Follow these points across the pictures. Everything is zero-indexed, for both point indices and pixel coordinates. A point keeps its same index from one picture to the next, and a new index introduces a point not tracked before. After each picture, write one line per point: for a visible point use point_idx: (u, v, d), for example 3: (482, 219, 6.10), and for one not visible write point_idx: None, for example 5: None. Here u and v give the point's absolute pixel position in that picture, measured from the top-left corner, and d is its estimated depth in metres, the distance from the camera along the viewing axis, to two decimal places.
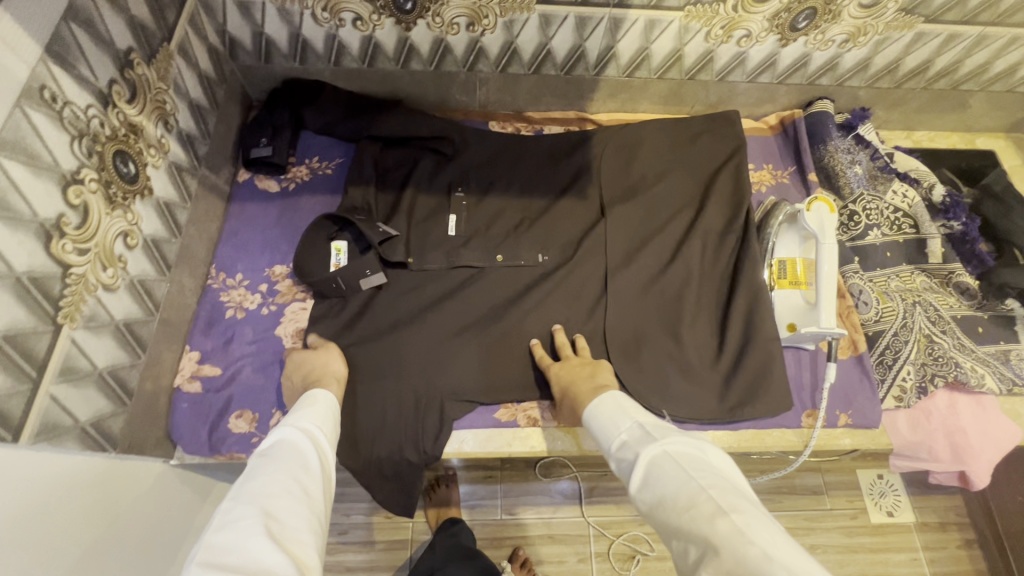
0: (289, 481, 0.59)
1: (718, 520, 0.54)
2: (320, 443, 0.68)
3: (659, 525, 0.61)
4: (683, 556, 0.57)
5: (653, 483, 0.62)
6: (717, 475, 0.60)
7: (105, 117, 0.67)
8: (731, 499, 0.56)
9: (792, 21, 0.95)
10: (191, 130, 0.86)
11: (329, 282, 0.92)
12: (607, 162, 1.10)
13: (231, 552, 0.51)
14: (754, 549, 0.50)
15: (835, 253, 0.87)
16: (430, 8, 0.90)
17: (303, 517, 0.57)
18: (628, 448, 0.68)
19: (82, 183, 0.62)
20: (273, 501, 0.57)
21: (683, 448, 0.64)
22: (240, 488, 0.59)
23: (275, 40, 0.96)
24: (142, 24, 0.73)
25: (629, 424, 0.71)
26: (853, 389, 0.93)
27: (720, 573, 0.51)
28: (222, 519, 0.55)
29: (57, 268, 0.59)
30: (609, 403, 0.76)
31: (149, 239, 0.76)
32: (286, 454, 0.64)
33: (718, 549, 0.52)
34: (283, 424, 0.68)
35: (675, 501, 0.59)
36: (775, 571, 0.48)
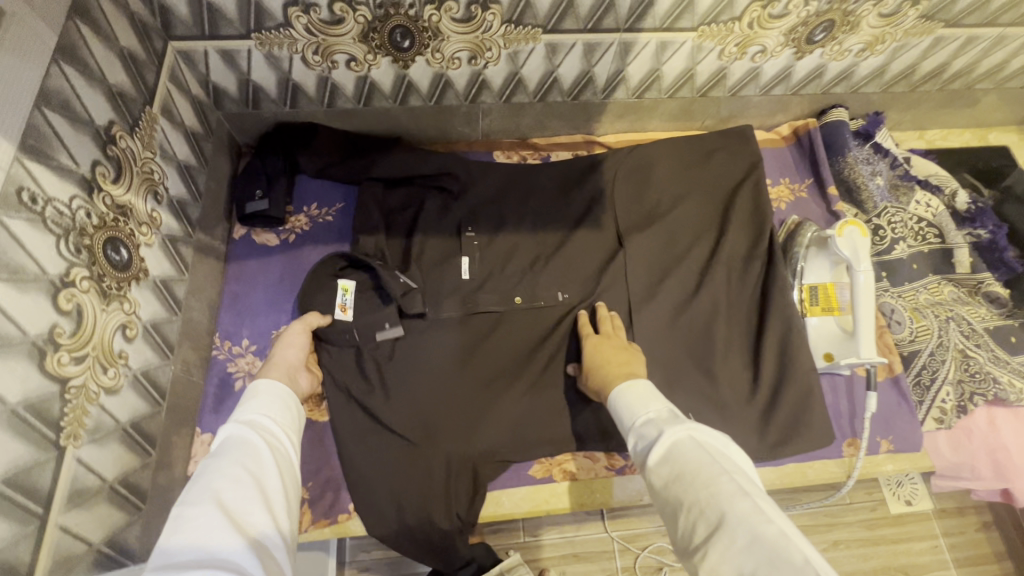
0: (244, 474, 0.55)
1: (738, 501, 0.56)
2: (274, 431, 0.64)
3: (667, 500, 0.62)
4: (687, 530, 0.58)
5: (669, 460, 0.63)
6: (739, 468, 0.61)
7: (91, 204, 0.60)
8: (753, 487, 0.57)
9: (809, 34, 0.90)
10: (182, 196, 0.80)
11: (345, 336, 0.90)
12: (620, 186, 1.04)
13: (187, 552, 0.48)
14: (771, 528, 0.52)
15: (870, 280, 0.83)
16: (429, 45, 0.84)
17: (263, 506, 0.54)
18: (648, 424, 0.68)
19: (72, 285, 0.56)
20: (229, 497, 0.53)
21: (709, 437, 0.64)
22: (192, 489, 0.54)
23: (263, 87, 0.89)
24: (120, 92, 0.66)
25: (655, 404, 0.71)
26: (892, 413, 0.91)
27: (732, 550, 0.53)
28: (174, 521, 0.50)
29: (54, 387, 0.53)
30: (640, 387, 0.74)
31: (149, 325, 0.70)
32: (236, 446, 0.59)
33: (733, 525, 0.54)
34: (234, 418, 0.63)
35: (692, 481, 0.59)
36: (791, 550, 0.50)
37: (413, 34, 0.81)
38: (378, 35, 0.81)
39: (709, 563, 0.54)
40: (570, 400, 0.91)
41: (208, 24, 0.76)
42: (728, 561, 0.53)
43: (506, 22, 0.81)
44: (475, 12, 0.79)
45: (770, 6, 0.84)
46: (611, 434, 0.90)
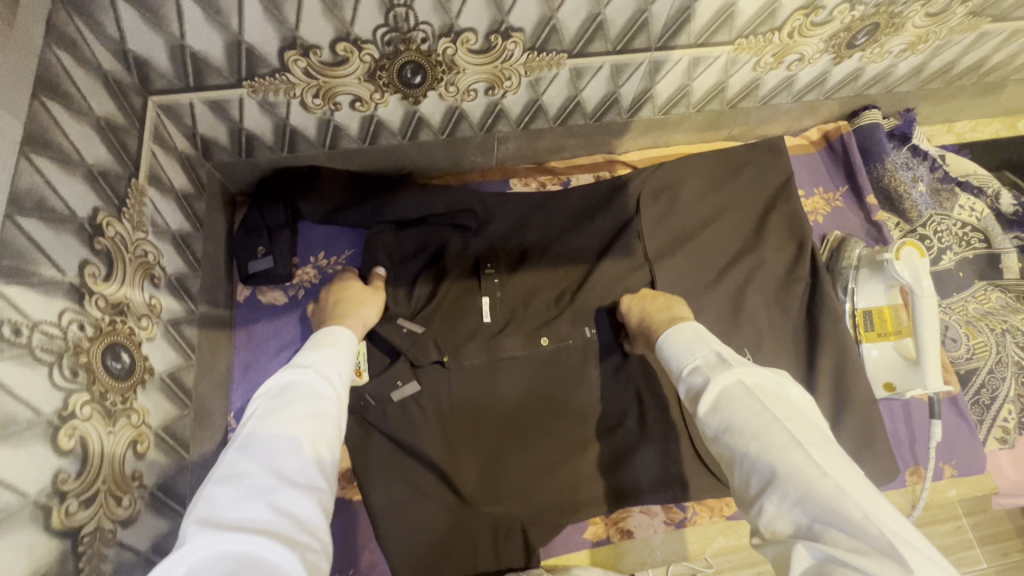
0: (301, 434, 0.50)
1: (792, 452, 0.49)
2: (337, 384, 0.58)
3: (717, 451, 0.56)
4: (739, 480, 0.52)
5: (717, 408, 0.55)
6: (798, 412, 0.54)
7: (85, 314, 0.52)
8: (811, 435, 0.51)
9: (851, 39, 0.83)
10: (180, 270, 0.71)
11: (356, 399, 0.82)
12: (648, 208, 0.94)
13: (233, 514, 0.44)
14: (829, 482, 0.46)
15: (933, 306, 0.79)
16: (443, 79, 0.75)
17: (312, 475, 0.49)
18: (695, 372, 0.60)
19: (73, 417, 0.48)
20: (278, 457, 0.48)
21: (760, 380, 0.56)
22: (248, 435, 0.50)
23: (258, 134, 0.79)
24: (102, 170, 0.57)
25: (704, 349, 0.62)
26: (954, 436, 0.87)
27: (786, 507, 0.47)
28: (223, 471, 0.48)
29: (65, 544, 0.46)
30: (689, 333, 0.65)
31: (161, 430, 0.62)
32: (297, 393, 0.54)
33: (786, 481, 0.48)
34: (298, 363, 0.58)
35: (742, 432, 0.52)
36: (851, 506, 0.44)
37: (424, 69, 0.73)
38: (387, 73, 0.72)
39: (763, 519, 0.49)
40: (619, 450, 0.85)
41: (193, 75, 0.67)
42: (783, 519, 0.47)
43: (528, 50, 0.73)
44: (495, 42, 0.70)
45: (814, 13, 0.76)
46: (663, 484, 0.84)
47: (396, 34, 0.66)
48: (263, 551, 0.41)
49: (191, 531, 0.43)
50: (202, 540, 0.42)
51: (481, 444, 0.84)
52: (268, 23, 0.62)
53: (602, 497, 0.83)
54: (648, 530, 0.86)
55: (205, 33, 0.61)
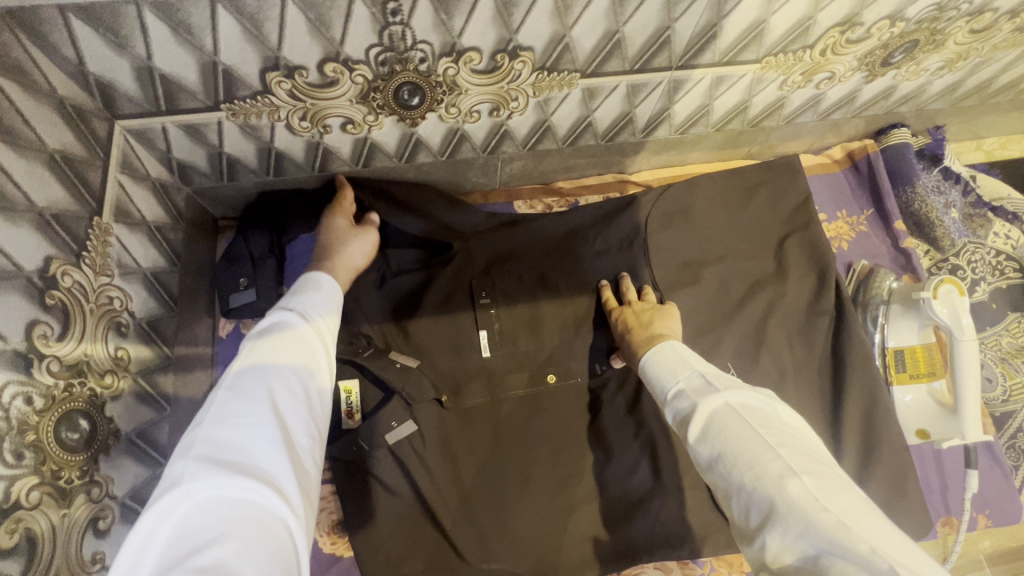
0: (293, 378, 0.49)
1: (788, 482, 0.45)
2: (326, 333, 0.57)
3: (714, 482, 0.52)
4: (737, 514, 0.48)
5: (707, 435, 0.53)
6: (790, 433, 0.51)
7: (34, 384, 0.46)
8: (805, 461, 0.47)
9: (886, 57, 0.77)
10: (152, 312, 0.64)
11: (348, 445, 0.74)
12: (661, 233, 0.88)
13: (231, 453, 0.43)
14: (828, 515, 0.42)
15: (974, 350, 0.73)
16: (443, 100, 0.68)
17: (304, 420, 0.48)
18: (682, 397, 0.59)
19: (17, 508, 0.42)
20: (276, 399, 0.47)
21: (749, 401, 0.54)
22: (239, 378, 0.48)
23: (240, 158, 0.72)
24: (56, 214, 0.51)
25: (686, 371, 0.62)
26: (989, 483, 0.81)
27: (789, 540, 0.43)
28: (218, 410, 0.45)
29: None
30: (669, 353, 0.66)
31: (128, 500, 0.55)
32: (286, 339, 0.52)
33: (785, 514, 0.44)
34: (283, 310, 0.56)
35: (735, 459, 0.49)
36: (854, 540, 0.40)
37: (423, 90, 0.66)
38: (381, 95, 0.65)
39: (766, 555, 0.44)
40: (631, 500, 0.79)
41: (164, 99, 0.60)
42: (787, 555, 0.43)
43: (538, 70, 0.66)
44: (501, 62, 0.63)
45: (851, 30, 0.70)
46: (679, 539, 0.77)
47: (391, 54, 0.59)
48: (263, 490, 0.41)
49: (190, 471, 0.41)
50: (201, 480, 0.40)
51: (481, 499, 0.77)
52: (247, 43, 0.55)
53: (614, 553, 0.77)
54: None
55: (175, 54, 0.54)
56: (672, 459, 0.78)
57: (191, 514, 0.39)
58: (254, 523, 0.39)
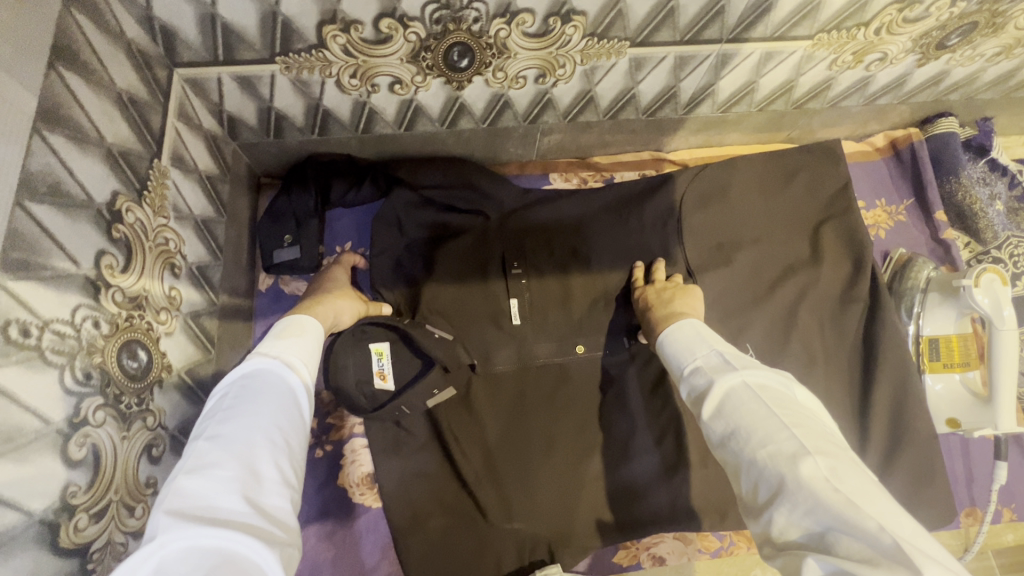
0: (272, 430, 0.46)
1: (801, 460, 0.44)
2: (307, 377, 0.54)
3: (723, 458, 0.51)
4: (744, 489, 0.47)
5: (721, 412, 0.51)
6: (805, 415, 0.49)
7: (101, 310, 0.47)
8: (819, 441, 0.45)
9: (942, 39, 0.75)
10: (201, 259, 0.66)
11: (392, 411, 0.75)
12: (695, 212, 0.88)
13: (206, 507, 0.40)
14: (839, 494, 0.41)
15: (1014, 341, 0.72)
16: (492, 63, 0.69)
17: (284, 471, 0.45)
18: (698, 373, 0.57)
19: (86, 424, 0.44)
20: (253, 450, 0.44)
21: (767, 383, 0.52)
22: (217, 428, 0.45)
23: (288, 114, 0.74)
24: (122, 150, 0.53)
25: (704, 350, 0.60)
26: (1015, 478, 0.81)
27: (796, 517, 0.42)
28: (192, 461, 0.42)
29: (74, 560, 0.42)
30: (688, 329, 0.65)
31: (177, 432, 0.58)
32: (267, 387, 0.50)
33: (794, 490, 0.42)
34: (260, 352, 0.53)
35: (748, 436, 0.48)
36: (864, 519, 0.39)
37: (473, 52, 0.66)
38: (431, 55, 0.66)
39: (772, 530, 0.43)
40: (654, 472, 0.79)
41: (222, 47, 0.61)
42: (794, 531, 0.42)
43: (589, 35, 0.66)
44: (553, 25, 0.64)
45: (909, 8, 0.68)
46: (699, 511, 0.78)
47: (446, 12, 0.60)
48: (239, 539, 0.37)
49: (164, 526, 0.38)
50: (174, 532, 0.37)
51: (506, 463, 0.78)
52: None
53: (635, 521, 0.78)
54: (680, 557, 0.81)
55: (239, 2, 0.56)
56: (696, 434, 0.79)
57: (162, 570, 0.36)
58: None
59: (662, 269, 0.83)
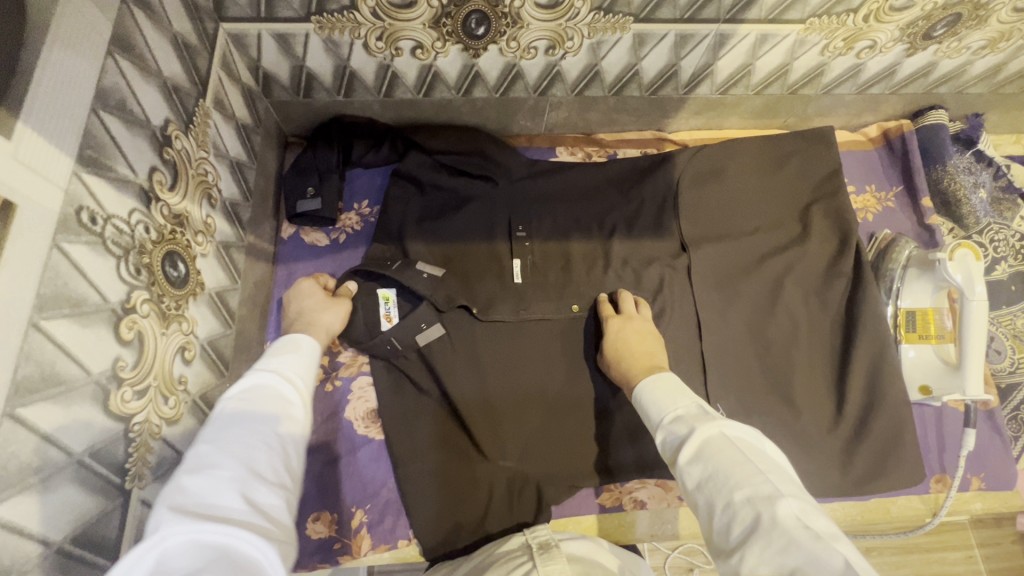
0: (270, 435, 0.48)
1: (778, 503, 0.43)
2: (305, 390, 0.57)
3: (697, 503, 0.49)
4: (717, 531, 0.46)
5: (699, 454, 0.50)
6: (779, 467, 0.49)
7: (150, 217, 0.54)
8: (791, 487, 0.46)
9: (929, 29, 0.80)
10: (234, 197, 0.73)
11: (384, 343, 0.82)
12: (691, 186, 0.93)
13: (205, 506, 0.42)
14: (811, 533, 0.41)
15: (983, 310, 0.77)
16: (506, 32, 0.75)
17: (281, 474, 0.47)
18: (677, 419, 0.56)
19: (135, 312, 0.50)
20: (252, 452, 0.46)
21: (744, 432, 0.51)
22: (220, 431, 0.48)
23: (318, 74, 0.81)
24: (175, 85, 0.60)
25: (684, 400, 0.58)
26: (985, 449, 0.85)
27: (768, 554, 0.41)
28: (195, 462, 0.45)
29: (119, 425, 0.48)
30: (668, 380, 0.62)
31: (206, 343, 0.64)
32: (266, 395, 0.52)
33: (770, 528, 0.42)
34: (263, 367, 0.56)
35: (726, 479, 0.47)
36: (833, 554, 0.39)
37: (489, 20, 0.73)
38: (451, 21, 0.72)
39: (742, 572, 0.42)
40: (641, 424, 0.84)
41: (265, 5, 0.68)
42: (765, 571, 0.41)
43: (595, 9, 0.72)
44: None
45: None
46: None
47: None
48: (237, 534, 0.39)
49: (165, 519, 0.40)
50: (173, 527, 0.39)
51: (502, 409, 0.83)
52: None
53: (620, 469, 0.83)
54: (660, 503, 0.85)
55: None
56: None
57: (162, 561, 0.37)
58: (227, 567, 0.37)
59: (630, 298, 0.83)
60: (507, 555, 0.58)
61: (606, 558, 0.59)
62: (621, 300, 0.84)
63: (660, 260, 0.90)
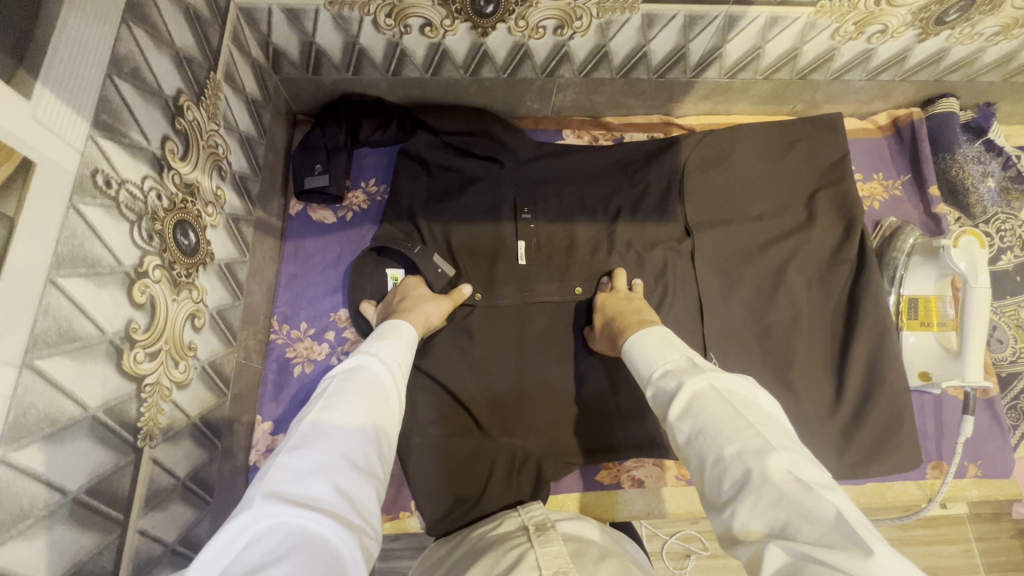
0: (364, 424, 0.49)
1: (767, 457, 0.44)
2: (399, 379, 0.58)
3: (688, 457, 0.50)
4: (708, 484, 0.47)
5: (689, 411, 0.51)
6: (767, 416, 0.49)
7: (162, 185, 0.55)
8: (781, 438, 0.46)
9: (941, 15, 0.79)
10: (243, 170, 0.74)
11: None
12: (698, 171, 0.93)
13: (297, 488, 0.43)
14: (801, 485, 0.41)
15: (986, 297, 0.78)
16: (515, 11, 0.75)
17: (368, 464, 0.47)
18: (666, 378, 0.56)
19: (146, 276, 0.51)
20: (345, 441, 0.47)
21: (732, 385, 0.51)
22: (320, 415, 0.49)
23: (328, 51, 0.81)
24: (187, 56, 0.60)
25: (674, 354, 0.59)
26: (984, 437, 0.86)
27: (760, 508, 0.42)
28: (296, 441, 0.46)
29: (132, 385, 0.49)
30: (657, 336, 0.63)
31: (215, 312, 0.66)
32: (365, 381, 0.54)
33: (760, 482, 0.43)
34: (365, 354, 0.58)
35: (716, 434, 0.47)
36: (822, 504, 0.40)
37: None
38: None
39: (734, 525, 0.43)
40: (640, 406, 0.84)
41: None
42: (757, 524, 0.42)
43: None
44: None
45: None
46: None
47: None
48: (323, 520, 0.40)
49: (263, 498, 0.41)
50: (270, 508, 0.40)
51: (503, 388, 0.84)
52: None
53: (619, 447, 0.84)
54: (657, 482, 0.87)
55: None
56: None
57: (257, 539, 0.38)
58: (315, 551, 0.38)
59: (624, 274, 0.85)
60: (498, 538, 0.56)
61: (591, 532, 0.57)
62: (616, 278, 0.85)
63: (664, 243, 0.90)
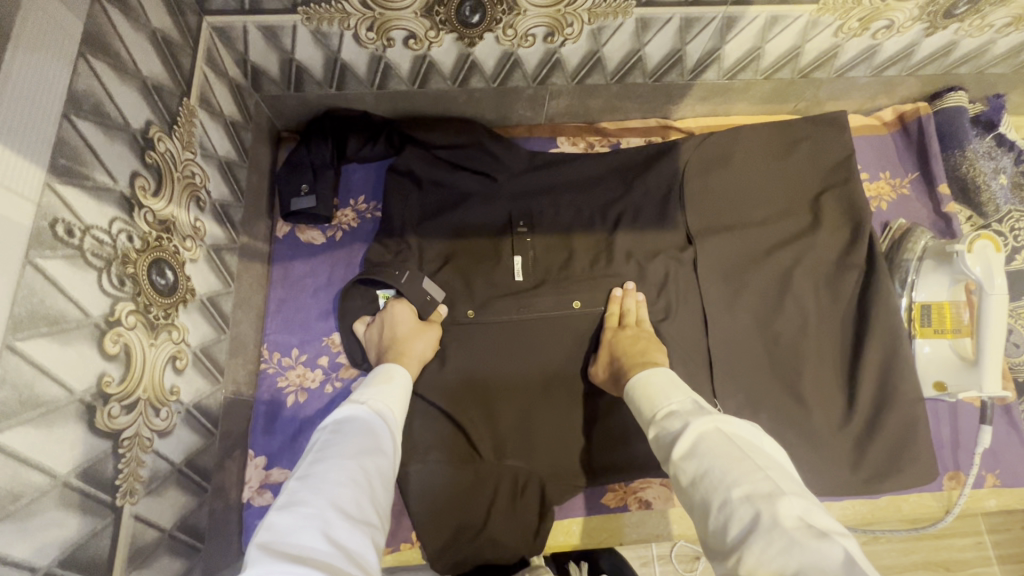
0: (357, 471, 0.47)
1: (777, 501, 0.41)
2: (393, 424, 0.56)
3: (692, 503, 0.47)
4: (713, 529, 0.43)
5: (695, 452, 0.48)
6: (778, 465, 0.47)
7: (134, 226, 0.52)
8: (791, 484, 0.44)
9: (950, 8, 0.75)
10: (223, 198, 0.71)
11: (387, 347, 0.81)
12: (698, 176, 0.89)
13: (290, 543, 0.40)
14: (813, 532, 0.39)
15: (1003, 305, 0.75)
16: (502, 21, 0.71)
17: (363, 512, 0.45)
18: (671, 418, 0.54)
19: (119, 324, 0.49)
20: (338, 491, 0.45)
21: (739, 429, 0.49)
22: (311, 468, 0.47)
23: (308, 67, 0.78)
24: (155, 84, 0.57)
25: (680, 397, 0.57)
26: (1001, 446, 0.84)
27: (769, 553, 0.38)
28: (287, 497, 0.44)
29: (107, 442, 0.47)
30: (663, 377, 0.61)
31: (198, 350, 0.63)
32: (356, 429, 0.52)
33: (770, 525, 0.40)
34: (355, 402, 0.56)
35: (723, 476, 0.45)
36: (835, 550, 0.37)
37: (484, 7, 0.69)
38: (444, 9, 0.69)
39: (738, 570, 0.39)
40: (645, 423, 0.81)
41: None
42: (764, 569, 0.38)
43: None
44: None
45: None
46: None
47: None
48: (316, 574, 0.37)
49: (254, 557, 0.38)
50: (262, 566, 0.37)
51: (503, 412, 0.81)
52: None
53: (624, 467, 0.81)
54: (665, 502, 0.84)
55: None
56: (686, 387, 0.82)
57: None
58: None
59: (633, 298, 0.82)
60: None
61: None
62: (626, 296, 0.82)
63: (665, 253, 0.86)
